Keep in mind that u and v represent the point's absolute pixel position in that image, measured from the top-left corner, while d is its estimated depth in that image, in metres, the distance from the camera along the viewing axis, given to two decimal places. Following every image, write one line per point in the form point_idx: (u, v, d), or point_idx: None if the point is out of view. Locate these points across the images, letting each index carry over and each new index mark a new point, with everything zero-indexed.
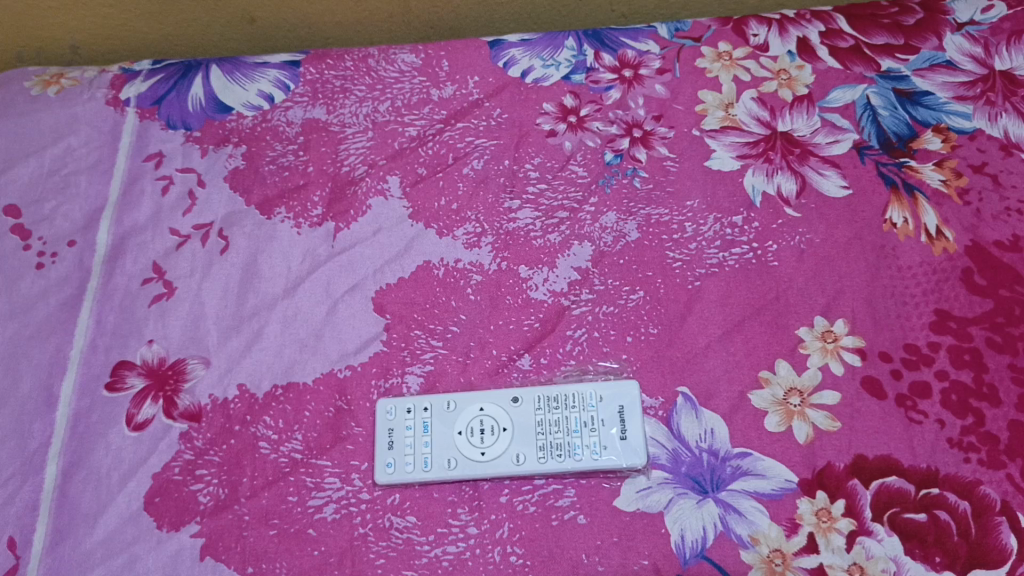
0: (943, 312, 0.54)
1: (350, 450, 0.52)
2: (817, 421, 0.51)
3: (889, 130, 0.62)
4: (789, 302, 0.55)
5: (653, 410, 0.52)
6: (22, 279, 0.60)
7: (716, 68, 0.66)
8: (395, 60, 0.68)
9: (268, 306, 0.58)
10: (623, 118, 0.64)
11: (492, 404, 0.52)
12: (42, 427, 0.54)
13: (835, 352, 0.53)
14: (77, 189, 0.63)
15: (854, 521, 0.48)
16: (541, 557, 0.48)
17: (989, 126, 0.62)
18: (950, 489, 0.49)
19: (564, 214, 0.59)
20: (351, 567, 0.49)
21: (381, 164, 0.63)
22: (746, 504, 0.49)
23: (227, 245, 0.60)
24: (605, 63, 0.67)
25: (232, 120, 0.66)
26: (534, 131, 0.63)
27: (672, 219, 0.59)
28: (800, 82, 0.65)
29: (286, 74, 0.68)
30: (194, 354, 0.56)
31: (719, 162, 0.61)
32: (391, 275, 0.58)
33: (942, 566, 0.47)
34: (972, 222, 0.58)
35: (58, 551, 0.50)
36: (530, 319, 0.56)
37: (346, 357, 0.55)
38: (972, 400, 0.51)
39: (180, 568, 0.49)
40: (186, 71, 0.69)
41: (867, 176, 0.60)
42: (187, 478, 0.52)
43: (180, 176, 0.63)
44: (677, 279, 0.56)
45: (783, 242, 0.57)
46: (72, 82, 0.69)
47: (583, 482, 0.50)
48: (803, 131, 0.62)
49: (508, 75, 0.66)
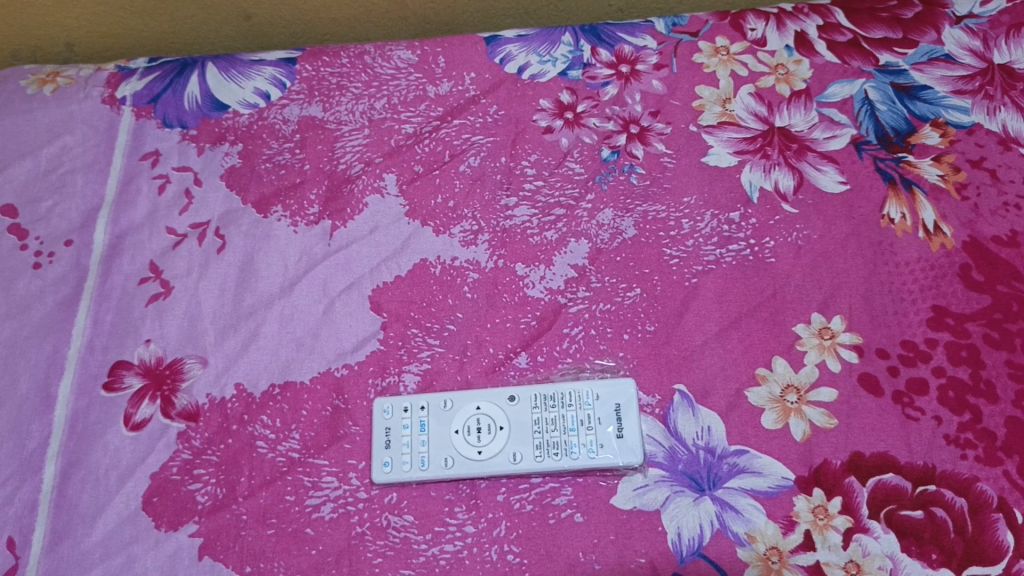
0: (940, 308, 0.54)
1: (348, 449, 0.52)
2: (814, 418, 0.51)
3: (887, 125, 0.62)
4: (786, 298, 0.55)
5: (650, 408, 0.52)
6: (19, 279, 0.60)
7: (713, 63, 0.65)
8: (392, 56, 0.68)
9: (265, 305, 0.58)
10: (620, 114, 0.63)
11: (489, 403, 0.52)
12: (40, 427, 0.54)
13: (832, 349, 0.53)
14: (74, 188, 0.63)
15: (851, 518, 0.48)
16: (538, 555, 0.49)
17: (987, 121, 0.61)
18: (947, 485, 0.49)
19: (561, 211, 0.59)
20: (348, 567, 0.49)
21: (378, 161, 0.62)
22: (743, 502, 0.49)
23: (223, 244, 0.60)
24: (602, 58, 0.66)
25: (229, 118, 0.66)
26: (531, 128, 0.63)
27: (669, 216, 0.58)
28: (798, 77, 0.64)
29: (282, 71, 0.68)
30: (191, 353, 0.56)
31: (716, 158, 0.61)
32: (388, 274, 0.58)
33: (939, 563, 0.47)
34: (969, 217, 0.57)
35: (57, 551, 0.50)
36: (527, 316, 0.56)
37: (344, 356, 0.55)
38: (969, 396, 0.51)
39: (178, 568, 0.50)
40: (182, 69, 0.69)
41: (864, 172, 0.60)
42: (185, 478, 0.52)
43: (177, 175, 0.63)
44: (674, 276, 0.56)
45: (781, 238, 0.57)
46: (68, 81, 0.69)
47: (580, 480, 0.50)
48: (801, 127, 0.62)
49: (505, 71, 0.66)
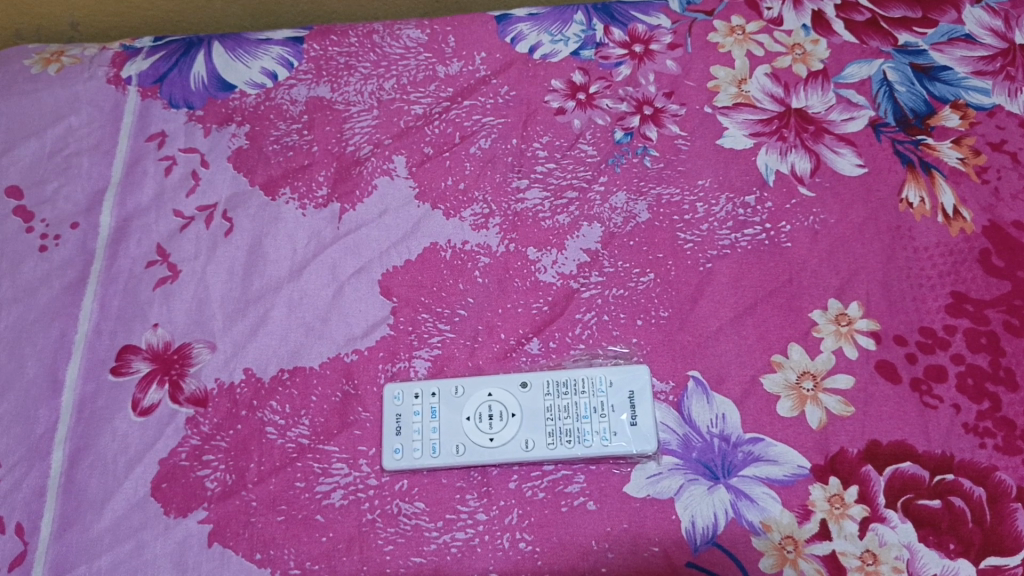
0: (959, 295, 0.53)
1: (358, 436, 0.52)
2: (830, 406, 0.50)
3: (906, 106, 0.60)
4: (802, 284, 0.54)
5: (664, 395, 0.51)
6: (25, 261, 0.59)
7: (728, 43, 0.64)
8: (401, 35, 0.67)
9: (274, 289, 0.57)
10: (634, 95, 0.62)
11: (500, 389, 0.52)
12: (47, 412, 0.54)
13: (849, 335, 0.52)
14: (79, 170, 0.62)
15: (867, 508, 0.48)
16: (550, 543, 0.48)
17: (1009, 102, 0.60)
18: (964, 475, 0.48)
19: (573, 194, 0.58)
20: (359, 554, 0.49)
21: (386, 143, 0.61)
22: (758, 490, 0.48)
23: (231, 227, 0.59)
24: (615, 38, 0.65)
25: (235, 98, 0.64)
26: (542, 109, 0.62)
27: (684, 199, 0.57)
28: (815, 57, 0.63)
29: (290, 51, 0.67)
30: (199, 338, 0.55)
31: (732, 141, 0.59)
32: (398, 258, 0.57)
33: (957, 553, 0.47)
34: (990, 202, 0.56)
35: (67, 537, 0.50)
36: (538, 302, 0.55)
37: (354, 341, 0.55)
38: (988, 384, 0.50)
39: (187, 554, 0.49)
40: (188, 48, 0.68)
41: (883, 155, 0.58)
42: (194, 464, 0.52)
43: (184, 157, 0.62)
44: (688, 260, 0.55)
45: (797, 223, 0.56)
46: (73, 61, 0.68)
47: (593, 468, 0.50)
48: (818, 108, 0.60)
49: (516, 51, 0.65)
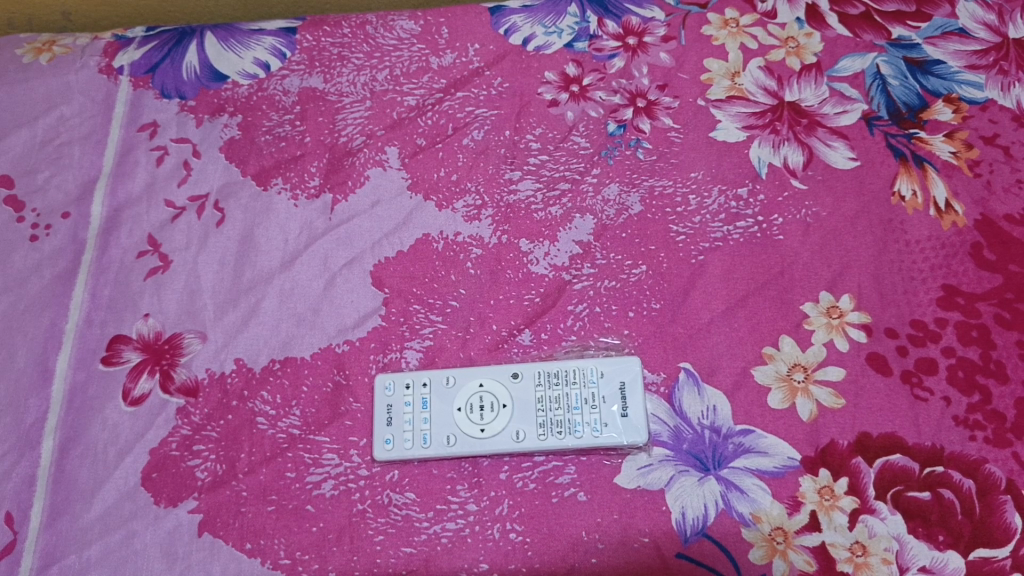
0: (951, 288, 0.53)
1: (349, 426, 0.52)
2: (822, 398, 0.50)
3: (898, 99, 0.60)
4: (794, 276, 0.54)
5: (655, 386, 0.52)
6: (15, 251, 0.59)
7: (722, 36, 0.63)
8: (394, 26, 0.66)
9: (265, 279, 0.57)
10: (627, 88, 0.62)
11: (492, 380, 0.52)
12: (37, 402, 0.54)
13: (841, 328, 0.52)
14: (71, 159, 0.62)
15: (857, 499, 0.48)
16: (540, 533, 0.48)
17: (1001, 96, 0.60)
18: (955, 467, 0.48)
19: (566, 185, 0.58)
20: (349, 544, 0.49)
21: (380, 134, 0.61)
22: (749, 482, 0.49)
23: (222, 217, 0.59)
24: (608, 29, 0.64)
25: (227, 89, 0.64)
26: (535, 101, 0.62)
27: (676, 192, 0.57)
28: (809, 50, 0.63)
29: (283, 41, 0.66)
30: (190, 328, 0.55)
31: (725, 133, 0.59)
32: (390, 249, 0.57)
33: (946, 545, 0.47)
34: (982, 195, 0.56)
35: (57, 527, 0.50)
36: (530, 293, 0.55)
37: (345, 331, 0.54)
38: (979, 377, 0.51)
39: (178, 544, 0.49)
40: (180, 38, 0.67)
41: (876, 148, 0.58)
42: (184, 454, 0.52)
43: (176, 147, 0.62)
44: (679, 253, 0.55)
45: (789, 216, 0.56)
46: (65, 50, 0.67)
47: (584, 459, 0.50)
48: (811, 101, 0.60)
49: (509, 43, 0.64)
